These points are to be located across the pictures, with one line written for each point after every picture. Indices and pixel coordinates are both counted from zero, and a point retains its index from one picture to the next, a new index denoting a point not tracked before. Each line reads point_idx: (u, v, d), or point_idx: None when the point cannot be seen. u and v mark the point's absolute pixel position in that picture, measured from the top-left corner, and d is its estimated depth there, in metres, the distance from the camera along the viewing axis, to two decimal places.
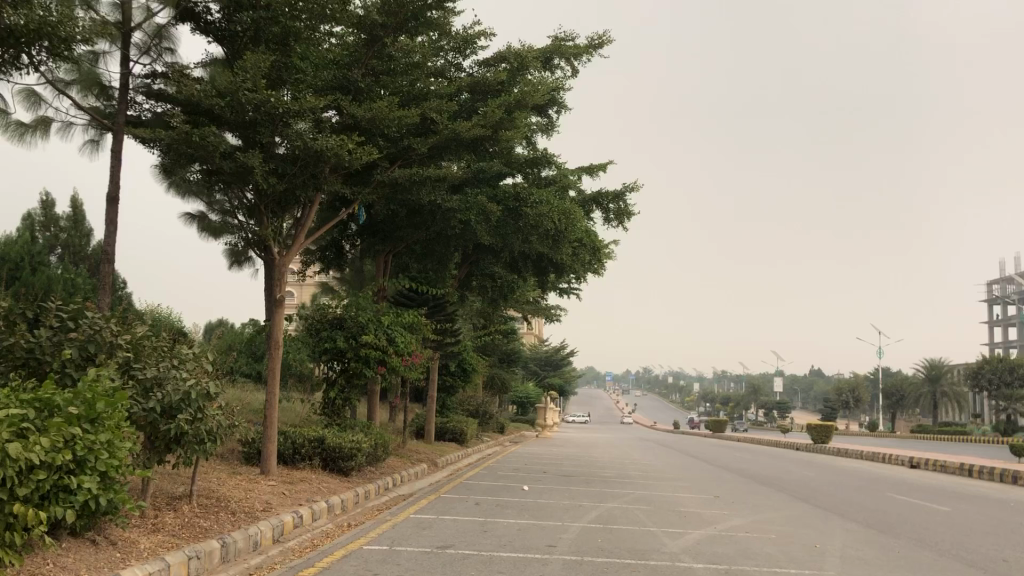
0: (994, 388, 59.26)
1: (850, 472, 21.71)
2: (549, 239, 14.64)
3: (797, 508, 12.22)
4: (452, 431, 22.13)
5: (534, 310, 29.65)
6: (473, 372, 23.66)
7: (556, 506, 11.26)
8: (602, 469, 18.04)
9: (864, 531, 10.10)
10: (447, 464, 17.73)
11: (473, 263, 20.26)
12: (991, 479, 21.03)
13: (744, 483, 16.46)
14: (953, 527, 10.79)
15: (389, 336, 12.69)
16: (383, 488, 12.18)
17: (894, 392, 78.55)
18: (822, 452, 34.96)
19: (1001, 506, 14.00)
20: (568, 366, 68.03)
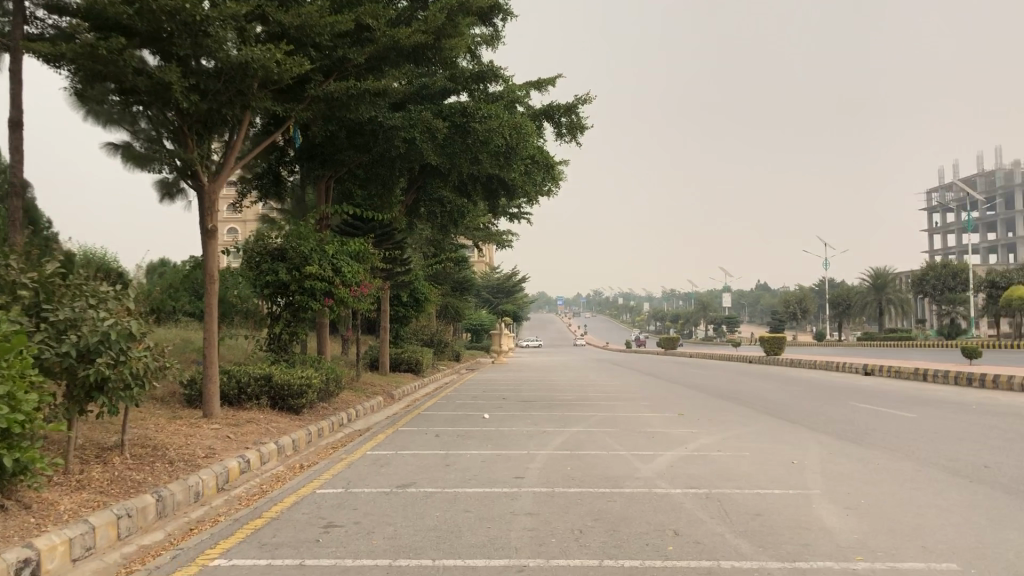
0: (937, 294, 60.58)
1: (807, 383, 21.76)
2: (500, 156, 13.88)
3: (765, 422, 11.94)
4: (407, 362, 21.59)
5: (484, 235, 29.02)
6: (426, 302, 23.04)
7: (520, 434, 10.78)
8: (562, 393, 17.67)
9: (838, 443, 9.82)
10: (403, 395, 17.20)
11: (420, 188, 19.46)
12: (945, 382, 21.26)
13: (707, 399, 16.22)
14: (926, 434, 10.58)
15: (334, 266, 11.96)
16: (338, 425, 11.59)
17: (840, 302, 80.03)
18: (776, 363, 35.36)
19: (964, 409, 13.96)
20: (520, 292, 67.74)
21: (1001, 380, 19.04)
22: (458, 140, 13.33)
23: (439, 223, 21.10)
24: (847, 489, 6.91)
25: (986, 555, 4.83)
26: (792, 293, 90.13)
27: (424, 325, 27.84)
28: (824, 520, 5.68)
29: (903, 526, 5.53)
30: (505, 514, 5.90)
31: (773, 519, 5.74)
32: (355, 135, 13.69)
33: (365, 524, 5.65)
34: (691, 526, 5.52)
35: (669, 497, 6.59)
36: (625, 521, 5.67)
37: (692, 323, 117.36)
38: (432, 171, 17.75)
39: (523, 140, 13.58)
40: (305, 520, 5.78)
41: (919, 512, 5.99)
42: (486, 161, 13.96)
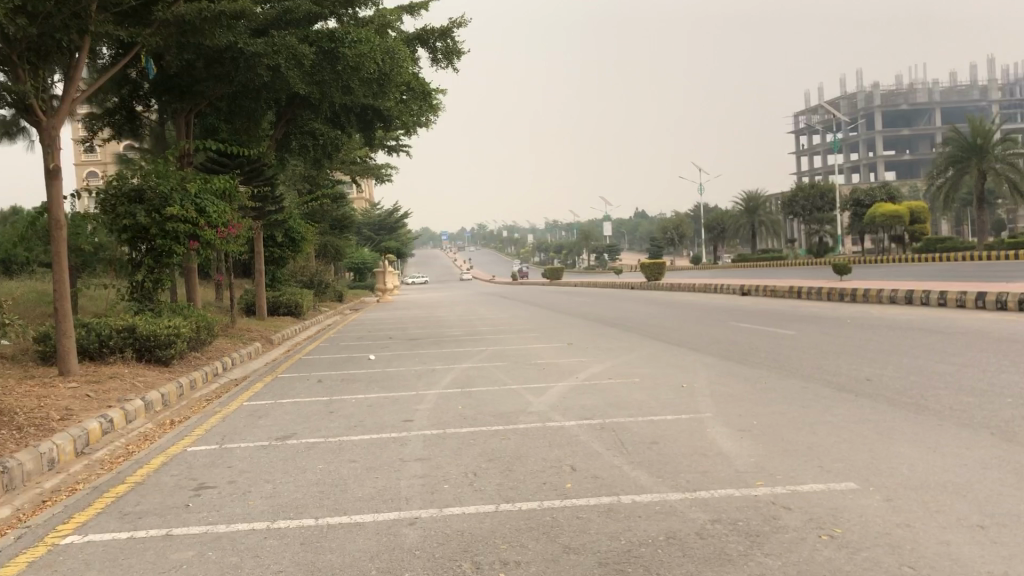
0: (805, 215, 63.09)
1: (689, 306, 22.17)
2: (373, 85, 13.19)
3: (652, 347, 11.96)
4: (287, 305, 20.82)
5: (362, 170, 28.12)
6: (304, 241, 22.19)
7: (407, 374, 10.42)
8: (449, 329, 17.37)
9: (725, 364, 9.87)
10: (283, 340, 16.54)
11: (290, 121, 18.48)
12: (818, 299, 22.05)
13: (593, 327, 16.24)
14: (808, 351, 10.78)
15: (198, 206, 11.18)
16: (212, 375, 10.95)
17: (715, 226, 82.46)
18: (658, 288, 36.10)
19: (839, 324, 14.41)
20: (402, 228, 66.79)
21: (870, 294, 19.85)
22: (327, 66, 12.56)
23: (313, 159, 20.20)
24: (738, 411, 6.86)
25: (882, 471, 4.78)
26: (670, 219, 92.28)
27: (303, 266, 26.95)
28: (721, 445, 5.57)
29: (798, 446, 5.47)
30: (393, 462, 5.55)
31: (670, 447, 5.58)
32: (214, 64, 12.73)
33: (240, 483, 5.19)
34: (588, 460, 5.30)
35: (563, 431, 6.37)
36: (520, 460, 5.40)
37: (575, 253, 118.96)
38: (302, 102, 16.82)
39: (396, 66, 12.93)
40: (173, 483, 5.27)
41: (811, 430, 5.96)
42: (358, 90, 13.25)
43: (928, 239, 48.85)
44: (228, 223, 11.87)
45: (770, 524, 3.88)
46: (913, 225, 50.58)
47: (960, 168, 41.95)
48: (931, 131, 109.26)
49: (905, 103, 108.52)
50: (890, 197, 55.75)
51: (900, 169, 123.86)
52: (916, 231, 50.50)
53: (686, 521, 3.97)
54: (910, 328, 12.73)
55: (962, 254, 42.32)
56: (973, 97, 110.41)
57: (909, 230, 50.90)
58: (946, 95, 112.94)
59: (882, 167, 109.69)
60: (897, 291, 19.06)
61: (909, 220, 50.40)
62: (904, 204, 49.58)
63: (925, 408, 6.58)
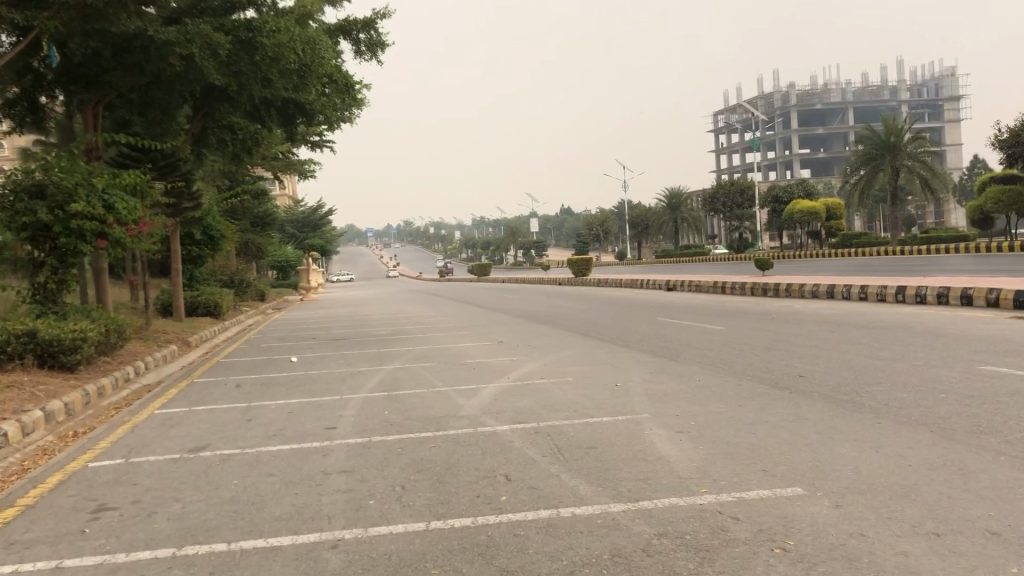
0: (727, 211, 64.18)
1: (617, 301, 22.14)
2: (293, 76, 12.65)
3: (583, 344, 11.76)
4: (206, 305, 20.05)
5: (284, 166, 27.36)
6: (222, 239, 21.41)
7: (331, 377, 9.99)
8: (375, 328, 16.91)
9: (658, 362, 9.74)
10: (202, 342, 15.87)
11: (207, 115, 17.74)
12: (744, 294, 22.28)
13: (523, 324, 15.99)
14: (739, 346, 10.72)
15: (105, 202, 10.54)
16: (122, 381, 10.33)
17: (640, 223, 83.32)
18: (586, 284, 36.15)
19: (766, 319, 14.48)
20: (326, 225, 65.65)
21: (794, 289, 20.09)
22: (244, 56, 11.97)
23: (231, 153, 19.45)
24: (675, 411, 6.68)
25: (827, 475, 4.62)
26: (595, 215, 92.91)
27: (223, 265, 26.07)
28: (661, 449, 5.35)
29: (739, 449, 5.29)
30: (315, 475, 5.17)
31: (608, 452, 5.34)
32: (122, 53, 12.02)
33: (145, 503, 4.75)
34: (523, 469, 5.02)
35: (496, 436, 6.07)
36: (452, 470, 5.09)
37: (501, 249, 118.88)
38: (219, 93, 16.12)
39: (317, 57, 12.43)
40: (69, 505, 4.79)
41: (750, 431, 5.80)
42: (277, 81, 12.70)
43: (845, 235, 50.15)
44: (138, 219, 11.23)
45: (720, 537, 3.66)
46: (830, 221, 51.88)
47: (875, 165, 43.12)
48: (845, 129, 112.49)
49: (821, 102, 111.48)
50: (809, 193, 57.08)
51: (816, 167, 127.29)
52: (833, 227, 51.81)
53: (631, 536, 3.72)
54: (835, 322, 12.83)
55: (877, 248, 43.55)
56: (884, 97, 114.09)
57: (827, 226, 52.19)
58: (859, 94, 116.43)
59: (800, 164, 112.48)
60: (820, 285, 19.34)
61: (827, 216, 51.67)
62: (821, 200, 50.79)
63: (860, 405, 6.50)
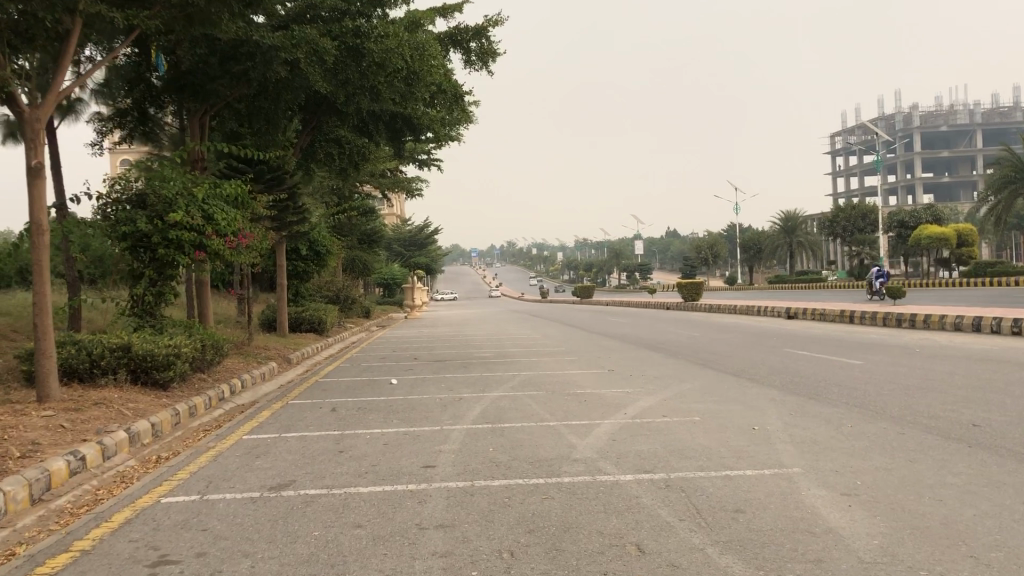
0: (847, 236, 61.36)
1: (733, 329, 20.85)
2: (400, 83, 12.10)
3: (705, 377, 10.69)
4: (309, 321, 19.80)
5: (392, 183, 27.16)
6: (328, 254, 21.18)
7: (431, 403, 9.26)
8: (479, 350, 16.19)
9: (796, 401, 8.64)
10: (303, 359, 15.48)
11: (315, 128, 17.51)
12: (873, 324, 20.67)
13: (634, 351, 14.99)
14: (886, 386, 9.48)
15: (205, 213, 10.15)
16: (216, 399, 9.87)
17: (751, 247, 80.74)
18: (696, 309, 34.76)
19: (908, 354, 13.06)
20: (433, 244, 65.96)
21: (933, 320, 18.42)
22: (351, 62, 11.47)
23: (337, 169, 19.18)
24: (831, 467, 5.61)
25: None
26: (704, 239, 90.63)
27: (330, 280, 25.95)
28: (829, 521, 4.33)
29: (929, 525, 4.24)
30: (408, 530, 4.38)
31: (760, 520, 4.37)
32: (230, 61, 11.75)
33: (211, 557, 4.04)
34: (659, 538, 4.11)
35: (620, 488, 5.16)
36: (570, 533, 4.21)
37: (606, 272, 117.50)
38: (327, 103, 15.81)
39: (426, 64, 11.86)
40: (126, 554, 4.12)
41: (935, 499, 4.72)
42: (385, 89, 12.19)
43: (977, 263, 47.02)
44: (239, 230, 10.85)
45: None
46: (961, 248, 48.78)
47: (1014, 188, 40.18)
48: (973, 153, 106.82)
49: (946, 123, 106.32)
50: (936, 219, 53.88)
51: (940, 191, 121.33)
52: (963, 254, 48.70)
53: None
54: (993, 360, 11.36)
55: (1015, 277, 40.52)
56: (1017, 119, 107.91)
57: (957, 253, 49.10)
58: (989, 116, 110.48)
59: (921, 189, 107.35)
60: (963, 316, 17.65)
61: (957, 243, 48.58)
62: (952, 225, 47.79)
63: None
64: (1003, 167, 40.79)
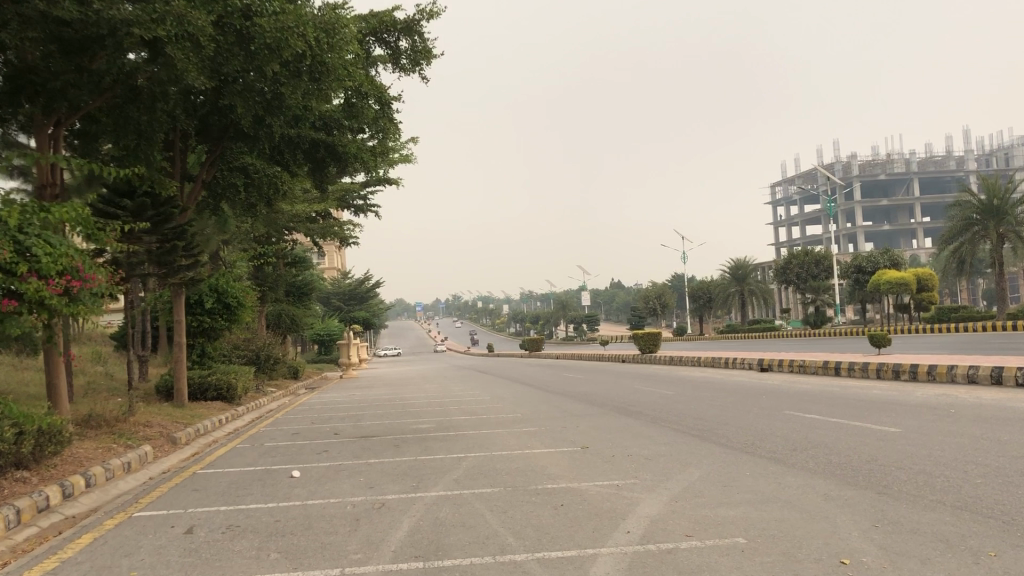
0: (801, 283, 60.11)
1: (709, 385, 18.25)
2: (300, 77, 9.48)
3: (712, 460, 8.02)
4: (216, 387, 16.73)
5: (321, 229, 24.34)
6: (240, 308, 18.21)
7: (337, 516, 6.34)
8: (417, 419, 13.34)
9: (869, 501, 5.97)
10: (196, 438, 12.45)
11: (219, 156, 14.66)
12: (867, 376, 18.32)
13: (605, 418, 12.26)
14: (969, 470, 6.88)
15: (18, 246, 7.21)
16: (31, 513, 6.85)
17: (701, 295, 79.12)
18: (657, 361, 32.27)
19: (945, 417, 10.52)
20: (374, 298, 62.95)
21: (939, 372, 16.08)
22: (237, 49, 8.85)
23: (246, 207, 16.32)
24: None
25: None
26: (653, 288, 88.88)
27: (248, 339, 22.79)
28: None
29: None
30: None
31: None
32: (79, 52, 8.95)
33: None
34: None
35: None
36: None
37: (553, 324, 115.52)
38: (230, 119, 13.14)
39: (338, 54, 9.30)
40: None
41: None
42: (287, 89, 9.61)
43: (938, 308, 45.66)
44: (76, 269, 7.89)
45: None
46: (921, 293, 47.07)
47: (978, 230, 38.97)
48: (912, 201, 107.72)
49: (885, 172, 107.00)
50: (894, 264, 52.69)
51: (882, 238, 122.18)
52: (923, 298, 47.05)
53: None
54: None
55: (983, 322, 38.97)
56: (954, 167, 109.42)
57: (917, 298, 47.55)
58: (926, 164, 111.82)
59: (863, 236, 107.83)
60: (976, 367, 15.31)
61: (917, 288, 46.94)
62: (910, 270, 46.20)
63: None
64: (965, 209, 39.45)
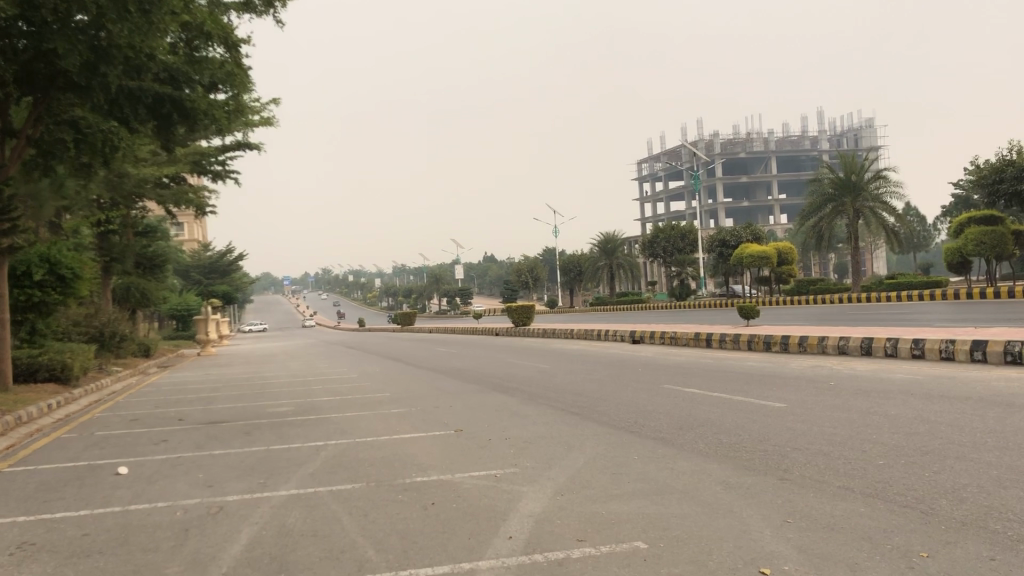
0: (668, 256, 61.24)
1: (585, 359, 17.76)
2: (123, 4, 8.45)
3: (596, 444, 7.34)
4: (47, 368, 15.00)
5: (173, 194, 22.49)
6: (76, 280, 16.41)
7: (161, 525, 5.27)
8: (274, 401, 12.18)
9: (774, 489, 5.39)
10: (15, 427, 10.89)
11: (45, 109, 12.91)
12: (740, 348, 18.25)
13: (478, 397, 11.48)
14: (868, 450, 6.44)
15: None
16: None
17: (571, 268, 79.56)
18: (531, 335, 31.81)
19: (826, 390, 10.24)
20: (237, 272, 60.16)
21: (810, 343, 16.09)
22: None
23: (80, 168, 14.56)
24: None
25: None
26: (524, 262, 88.95)
27: (90, 314, 20.83)
28: None
29: None
30: None
31: None
32: None
33: None
34: None
35: None
36: None
37: (425, 297, 114.27)
38: (56, 66, 11.53)
39: None
40: None
41: None
42: (113, 22, 8.51)
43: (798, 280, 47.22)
44: None
45: None
46: (782, 266, 48.59)
47: (836, 205, 40.29)
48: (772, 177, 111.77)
49: (746, 150, 110.54)
50: (757, 238, 54.21)
51: (744, 213, 126.54)
52: (784, 272, 48.60)
53: None
54: (952, 399, 8.64)
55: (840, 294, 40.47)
56: (810, 146, 114.17)
57: (779, 271, 49.02)
58: (784, 143, 116.22)
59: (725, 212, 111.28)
60: (847, 338, 15.35)
61: (779, 261, 48.37)
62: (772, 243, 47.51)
63: None
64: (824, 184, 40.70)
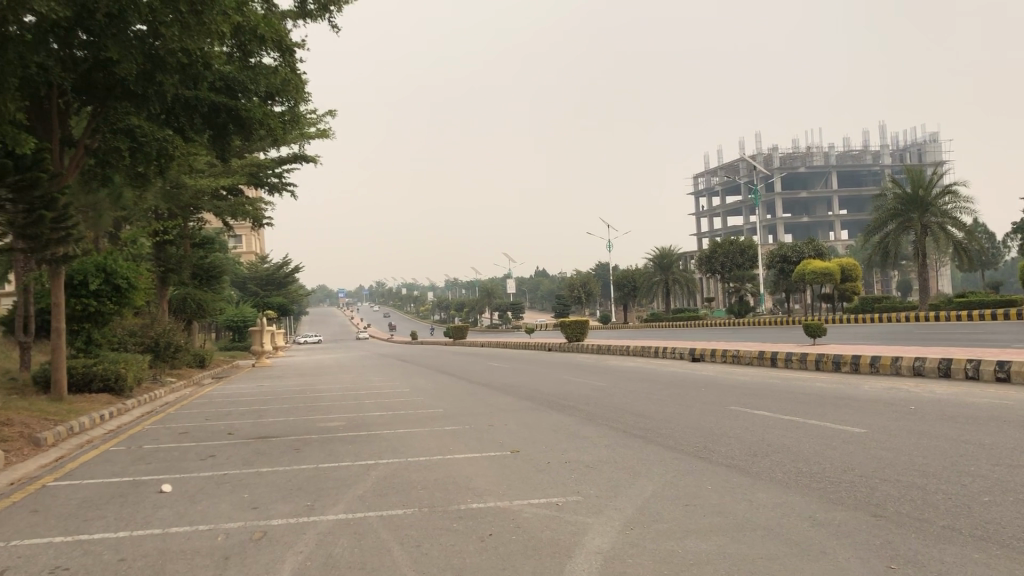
0: (725, 272, 60.09)
1: (644, 377, 17.19)
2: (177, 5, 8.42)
3: (664, 470, 6.84)
4: (102, 378, 14.95)
5: (230, 206, 22.51)
6: (132, 290, 16.38)
7: (202, 551, 4.92)
8: (325, 416, 11.89)
9: (869, 528, 4.84)
10: (67, 438, 10.75)
11: (102, 118, 12.83)
12: (806, 368, 17.49)
13: (534, 415, 11.03)
14: (968, 484, 5.84)
15: None
16: None
17: (626, 284, 78.68)
18: (587, 351, 31.25)
19: (907, 415, 9.58)
20: (293, 284, 60.60)
21: (882, 364, 15.32)
22: None
23: (136, 178, 14.50)
24: None
25: None
26: (577, 277, 88.25)
27: (147, 325, 20.89)
28: None
29: None
30: None
31: None
32: None
33: None
34: None
35: None
36: None
37: (478, 312, 114.14)
38: (114, 74, 11.43)
39: None
40: None
41: None
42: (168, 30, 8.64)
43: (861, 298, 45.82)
44: None
45: None
46: (845, 283, 47.23)
47: (902, 220, 39.05)
48: (832, 193, 109.47)
49: (805, 165, 108.57)
50: (819, 254, 52.84)
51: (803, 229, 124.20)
52: (847, 289, 47.22)
53: None
54: None
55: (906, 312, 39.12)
56: (871, 161, 111.65)
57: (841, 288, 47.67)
58: (845, 158, 113.88)
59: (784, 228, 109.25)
60: (923, 359, 14.55)
61: (841, 278, 47.03)
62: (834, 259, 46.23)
63: None
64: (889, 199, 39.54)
